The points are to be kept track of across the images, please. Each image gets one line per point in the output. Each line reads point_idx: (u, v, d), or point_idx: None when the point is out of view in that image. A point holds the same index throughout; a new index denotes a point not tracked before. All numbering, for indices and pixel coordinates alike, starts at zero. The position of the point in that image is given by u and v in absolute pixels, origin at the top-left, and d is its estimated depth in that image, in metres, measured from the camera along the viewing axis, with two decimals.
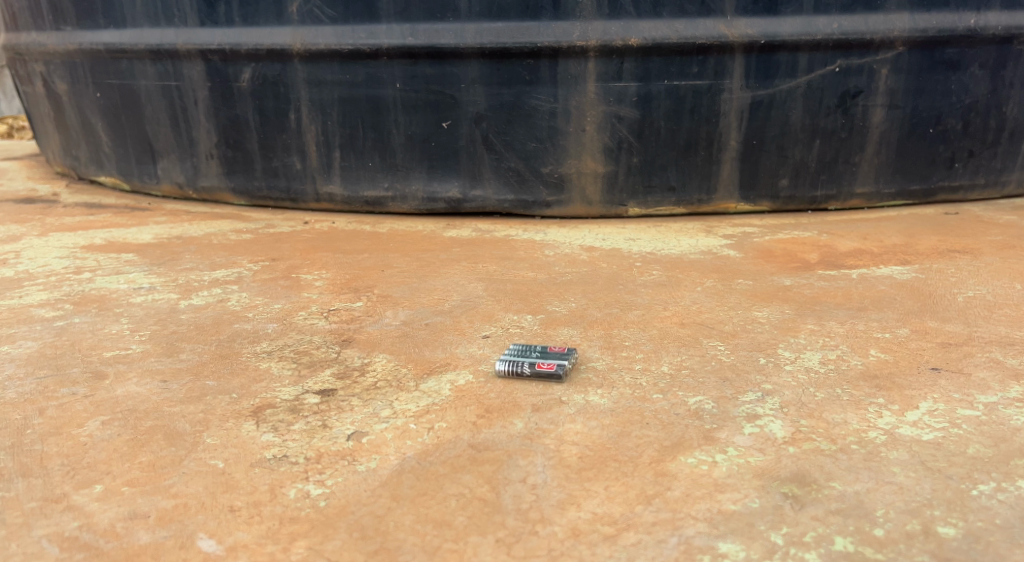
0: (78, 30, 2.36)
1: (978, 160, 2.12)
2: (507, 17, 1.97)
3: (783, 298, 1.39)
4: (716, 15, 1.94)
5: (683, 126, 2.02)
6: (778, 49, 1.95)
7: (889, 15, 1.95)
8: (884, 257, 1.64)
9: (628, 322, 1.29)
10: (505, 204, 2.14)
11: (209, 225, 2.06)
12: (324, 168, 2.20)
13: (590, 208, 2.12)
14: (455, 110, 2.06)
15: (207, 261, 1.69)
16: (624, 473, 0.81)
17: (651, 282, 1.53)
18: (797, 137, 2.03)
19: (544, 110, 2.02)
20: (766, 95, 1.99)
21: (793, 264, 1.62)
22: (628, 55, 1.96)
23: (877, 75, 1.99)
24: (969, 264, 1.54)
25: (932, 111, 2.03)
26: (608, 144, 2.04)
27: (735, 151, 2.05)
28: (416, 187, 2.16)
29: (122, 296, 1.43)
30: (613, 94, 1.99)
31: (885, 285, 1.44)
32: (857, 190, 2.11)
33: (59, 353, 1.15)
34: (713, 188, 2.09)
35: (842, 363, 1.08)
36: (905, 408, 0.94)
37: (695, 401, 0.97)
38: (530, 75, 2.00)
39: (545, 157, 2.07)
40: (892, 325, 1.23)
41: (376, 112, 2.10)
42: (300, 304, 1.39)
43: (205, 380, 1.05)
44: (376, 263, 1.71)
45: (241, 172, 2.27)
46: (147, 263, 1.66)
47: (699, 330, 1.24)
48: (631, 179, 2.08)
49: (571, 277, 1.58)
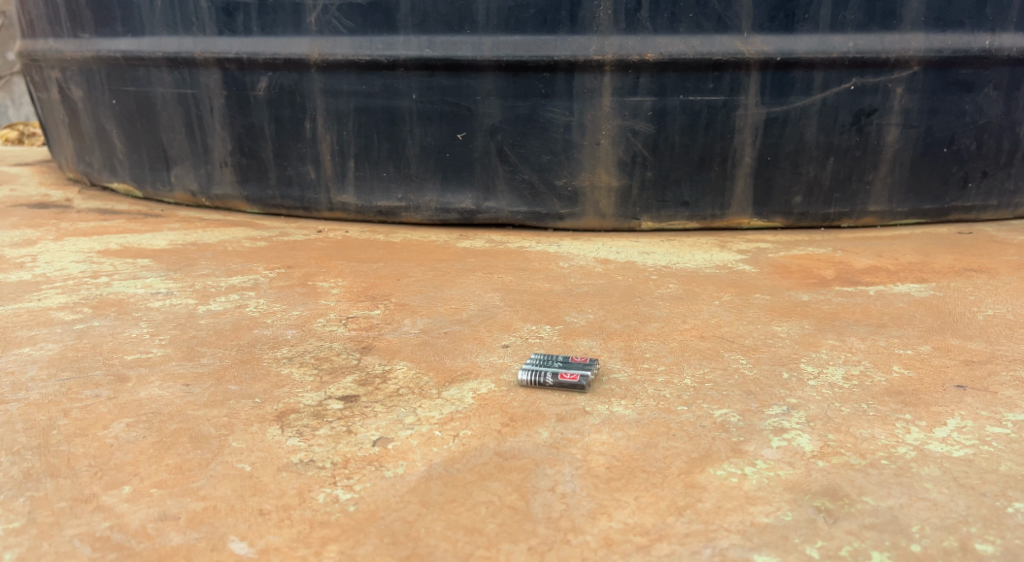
0: (96, 37, 2.38)
1: (991, 180, 2.12)
2: (524, 31, 1.98)
3: (802, 314, 1.39)
4: (732, 31, 1.95)
5: (697, 142, 2.03)
6: (794, 66, 1.96)
7: (904, 35, 1.96)
8: (900, 274, 1.64)
9: (647, 334, 1.29)
10: (518, 217, 2.16)
11: (223, 232, 2.06)
12: (337, 178, 2.21)
13: (603, 221, 2.13)
14: (470, 122, 2.07)
15: (223, 268, 1.69)
16: (654, 484, 0.80)
17: (668, 295, 1.53)
18: (811, 154, 2.04)
19: (558, 123, 2.03)
20: (781, 111, 2.00)
21: (809, 280, 1.62)
22: (644, 71, 1.97)
23: (892, 94, 2.00)
24: (986, 283, 1.54)
25: (946, 131, 2.04)
26: (623, 158, 2.05)
27: (748, 167, 2.05)
28: (429, 198, 2.18)
29: (140, 300, 1.43)
30: (628, 109, 2.01)
31: (902, 302, 1.44)
32: (871, 208, 2.11)
33: (81, 356, 1.14)
34: (726, 204, 2.10)
35: (866, 379, 1.08)
36: (933, 424, 0.93)
37: (720, 414, 0.97)
38: (545, 88, 2.01)
39: (558, 170, 2.08)
40: (914, 341, 1.23)
41: (393, 123, 2.11)
42: (318, 312, 1.39)
43: (227, 385, 1.05)
44: (392, 272, 1.71)
45: (255, 180, 2.28)
46: (163, 269, 1.66)
47: (719, 343, 1.24)
48: (644, 194, 2.09)
49: (587, 288, 1.59)
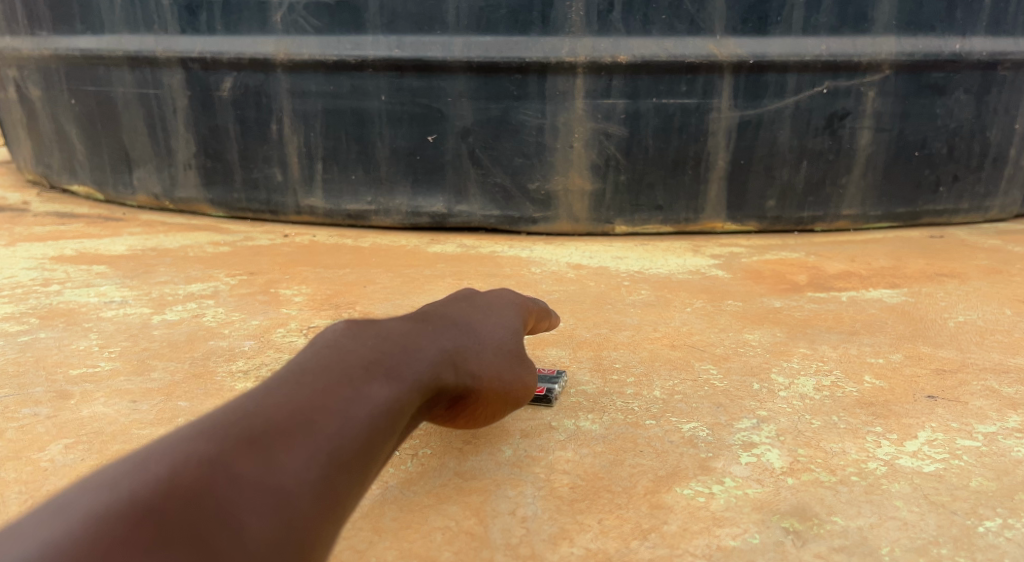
0: (54, 35, 2.29)
1: (963, 184, 2.12)
2: (495, 31, 1.95)
3: (774, 321, 1.37)
4: (705, 34, 1.93)
5: (671, 145, 2.01)
6: (767, 69, 1.94)
7: (876, 38, 1.94)
8: (873, 279, 1.63)
9: (618, 343, 1.26)
10: (490, 220, 2.13)
11: (186, 236, 2.00)
12: (305, 181, 2.16)
13: (577, 225, 2.11)
14: (441, 124, 2.03)
15: (182, 274, 1.64)
16: (618, 505, 0.77)
17: (640, 302, 1.51)
18: (784, 157, 2.02)
19: (531, 126, 2.00)
20: (754, 115, 1.98)
21: (782, 285, 1.61)
22: (617, 73, 1.95)
23: (864, 97, 1.99)
24: (958, 288, 1.53)
25: (918, 135, 2.03)
26: (596, 161, 2.03)
27: (722, 171, 2.04)
28: (400, 201, 2.14)
29: (92, 310, 1.38)
30: (601, 112, 1.98)
31: (874, 309, 1.42)
32: (844, 212, 2.10)
33: (23, 371, 1.09)
34: (700, 207, 2.08)
35: (838, 390, 1.05)
36: (904, 437, 0.91)
37: (689, 428, 0.94)
38: (517, 90, 1.98)
39: (531, 173, 2.06)
40: (885, 350, 1.21)
41: (361, 125, 2.07)
42: (278, 321, 1.35)
43: (177, 401, 1.01)
44: (358, 278, 1.67)
45: (220, 183, 2.23)
46: (120, 276, 1.60)
47: (690, 352, 1.21)
48: (618, 197, 2.07)
49: (558, 295, 1.56)
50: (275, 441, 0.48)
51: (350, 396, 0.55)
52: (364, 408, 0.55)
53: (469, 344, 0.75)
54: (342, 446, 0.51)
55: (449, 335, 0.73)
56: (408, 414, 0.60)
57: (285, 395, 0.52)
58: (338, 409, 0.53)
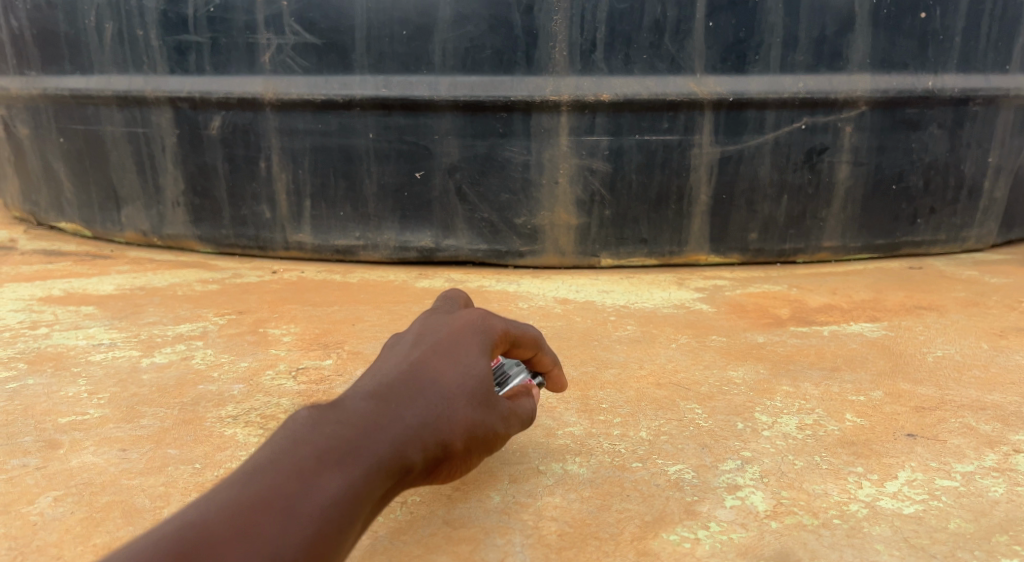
0: (43, 75, 2.30)
1: (939, 216, 2.17)
2: (481, 71, 1.98)
3: (757, 357, 1.39)
4: (685, 73, 1.97)
5: (654, 180, 2.04)
6: (746, 107, 1.99)
7: (852, 76, 1.99)
8: (853, 313, 1.66)
9: (604, 382, 1.28)
10: (477, 254, 2.15)
11: (174, 274, 2.01)
12: (293, 217, 2.18)
13: (563, 258, 2.14)
14: (428, 160, 2.06)
15: (171, 315, 1.64)
16: (605, 552, 0.79)
17: (626, 338, 1.53)
18: (765, 191, 2.06)
19: (517, 162, 2.04)
20: (735, 150, 2.03)
21: (765, 320, 1.64)
22: (600, 111, 1.99)
23: (842, 133, 2.03)
24: (936, 322, 1.57)
25: (894, 168, 2.08)
26: (581, 196, 2.06)
27: (705, 205, 2.08)
28: (388, 236, 2.16)
29: (80, 353, 1.38)
30: (585, 148, 2.02)
31: (855, 343, 1.45)
32: (825, 244, 2.14)
33: (11, 420, 1.09)
34: (684, 240, 2.12)
35: (820, 429, 1.07)
36: (884, 477, 0.93)
37: (674, 471, 0.95)
38: (503, 127, 2.02)
39: (517, 208, 2.09)
40: (866, 386, 1.23)
41: (349, 162, 2.09)
42: (267, 363, 1.35)
43: (167, 448, 1.01)
44: (347, 316, 1.68)
45: (208, 220, 2.24)
46: (108, 317, 1.60)
47: (675, 391, 1.23)
48: (603, 231, 2.10)
49: (545, 332, 1.57)
50: (209, 560, 0.47)
51: (304, 496, 0.52)
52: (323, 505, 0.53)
53: (455, 398, 0.70)
54: (280, 557, 0.49)
55: (440, 395, 0.69)
56: (371, 499, 0.56)
57: (225, 501, 0.50)
58: (276, 514, 0.50)
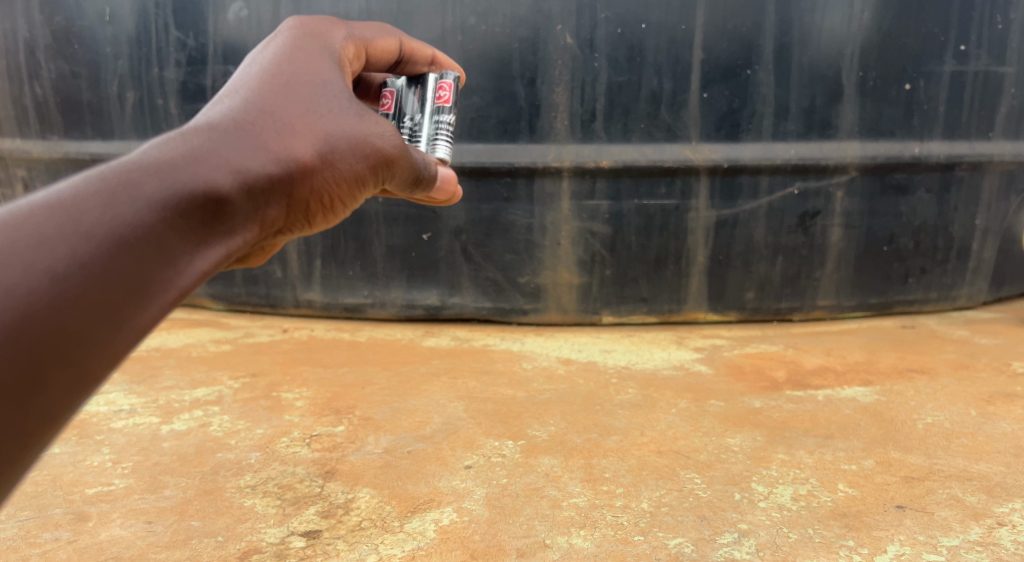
0: (65, 139, 2.35)
1: (930, 276, 2.23)
2: (486, 139, 2.07)
3: (753, 423, 1.44)
4: (681, 140, 2.05)
5: (653, 242, 2.12)
6: (741, 173, 2.07)
7: (841, 143, 2.07)
8: (847, 376, 1.71)
9: (607, 450, 1.33)
10: (482, 311, 2.22)
11: (188, 334, 2.07)
12: (304, 276, 2.25)
13: (565, 315, 2.21)
14: (434, 223, 2.14)
15: (187, 378, 1.70)
16: None
17: (628, 402, 1.58)
18: (760, 253, 2.14)
19: (520, 225, 2.12)
20: (730, 214, 2.11)
21: (761, 383, 1.69)
22: (600, 176, 2.07)
23: (833, 197, 2.12)
24: (927, 386, 1.62)
25: (885, 231, 2.15)
26: (583, 257, 2.14)
27: (702, 265, 2.15)
28: (396, 295, 2.23)
29: (102, 420, 1.43)
30: (585, 212, 2.10)
31: (849, 409, 1.50)
32: (819, 303, 2.21)
33: (41, 491, 1.15)
34: (683, 299, 2.18)
35: (814, 500, 1.12)
36: (873, 552, 0.99)
37: (675, 544, 1.01)
38: (507, 192, 2.10)
39: (521, 268, 2.16)
40: (858, 455, 1.28)
41: (359, 224, 2.16)
42: (282, 430, 1.40)
43: (190, 520, 1.08)
44: (357, 378, 1.73)
45: (221, 279, 2.31)
46: (127, 381, 1.66)
47: (675, 459, 1.28)
48: (604, 290, 2.17)
49: (548, 395, 1.62)
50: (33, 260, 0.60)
51: (43, 252, 0.60)
52: (57, 265, 0.61)
53: (224, 158, 0.73)
54: (84, 263, 0.62)
55: (193, 151, 0.72)
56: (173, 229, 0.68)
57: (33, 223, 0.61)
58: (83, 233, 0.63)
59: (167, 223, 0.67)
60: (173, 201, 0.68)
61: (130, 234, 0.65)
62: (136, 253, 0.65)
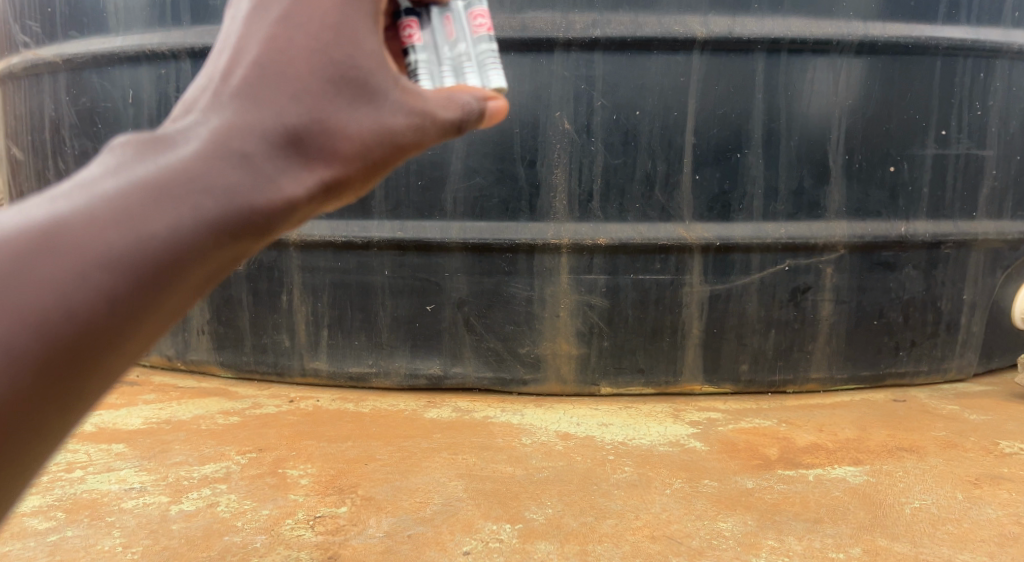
0: None
1: (921, 348, 2.29)
2: (488, 217, 2.16)
3: (745, 506, 1.48)
4: (675, 220, 2.14)
5: (649, 315, 2.18)
6: (733, 250, 2.15)
7: (829, 222, 2.16)
8: (838, 454, 1.76)
9: (602, 534, 1.37)
10: (483, 381, 2.27)
11: (197, 404, 2.13)
12: (311, 345, 2.31)
13: (565, 385, 2.26)
14: (438, 295, 2.21)
15: (196, 453, 1.74)
16: None
17: (623, 482, 1.62)
18: (753, 327, 2.20)
19: (520, 298, 2.19)
20: (723, 289, 2.17)
21: (755, 461, 1.73)
22: (598, 252, 2.15)
23: (823, 273, 2.18)
24: (916, 466, 1.66)
25: (874, 305, 2.22)
26: (581, 329, 2.20)
27: (697, 338, 2.20)
28: (399, 364, 2.28)
29: (114, 500, 1.48)
30: (584, 286, 2.17)
31: (838, 491, 1.54)
32: (812, 374, 2.26)
33: None
34: (679, 370, 2.23)
35: None
36: None
37: None
38: (508, 266, 2.17)
39: (521, 339, 2.22)
40: (846, 542, 1.32)
41: (366, 296, 2.24)
42: (287, 511, 1.44)
43: None
44: (360, 454, 1.78)
45: (230, 347, 2.37)
46: (137, 457, 1.71)
47: (668, 546, 1.32)
48: (602, 361, 2.22)
49: (546, 473, 1.66)
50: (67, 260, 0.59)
51: (88, 265, 0.59)
52: (100, 288, 0.60)
53: (265, 171, 0.67)
54: (120, 280, 0.60)
55: (240, 162, 0.66)
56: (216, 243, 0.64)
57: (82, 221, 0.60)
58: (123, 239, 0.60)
59: (205, 244, 0.63)
60: (223, 220, 0.64)
61: (163, 261, 0.61)
62: (179, 263, 0.62)
